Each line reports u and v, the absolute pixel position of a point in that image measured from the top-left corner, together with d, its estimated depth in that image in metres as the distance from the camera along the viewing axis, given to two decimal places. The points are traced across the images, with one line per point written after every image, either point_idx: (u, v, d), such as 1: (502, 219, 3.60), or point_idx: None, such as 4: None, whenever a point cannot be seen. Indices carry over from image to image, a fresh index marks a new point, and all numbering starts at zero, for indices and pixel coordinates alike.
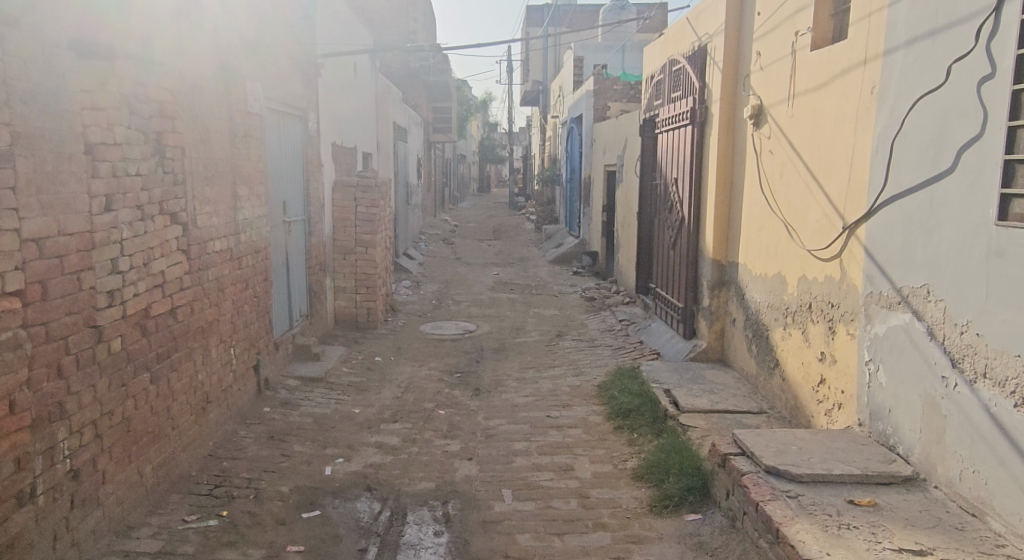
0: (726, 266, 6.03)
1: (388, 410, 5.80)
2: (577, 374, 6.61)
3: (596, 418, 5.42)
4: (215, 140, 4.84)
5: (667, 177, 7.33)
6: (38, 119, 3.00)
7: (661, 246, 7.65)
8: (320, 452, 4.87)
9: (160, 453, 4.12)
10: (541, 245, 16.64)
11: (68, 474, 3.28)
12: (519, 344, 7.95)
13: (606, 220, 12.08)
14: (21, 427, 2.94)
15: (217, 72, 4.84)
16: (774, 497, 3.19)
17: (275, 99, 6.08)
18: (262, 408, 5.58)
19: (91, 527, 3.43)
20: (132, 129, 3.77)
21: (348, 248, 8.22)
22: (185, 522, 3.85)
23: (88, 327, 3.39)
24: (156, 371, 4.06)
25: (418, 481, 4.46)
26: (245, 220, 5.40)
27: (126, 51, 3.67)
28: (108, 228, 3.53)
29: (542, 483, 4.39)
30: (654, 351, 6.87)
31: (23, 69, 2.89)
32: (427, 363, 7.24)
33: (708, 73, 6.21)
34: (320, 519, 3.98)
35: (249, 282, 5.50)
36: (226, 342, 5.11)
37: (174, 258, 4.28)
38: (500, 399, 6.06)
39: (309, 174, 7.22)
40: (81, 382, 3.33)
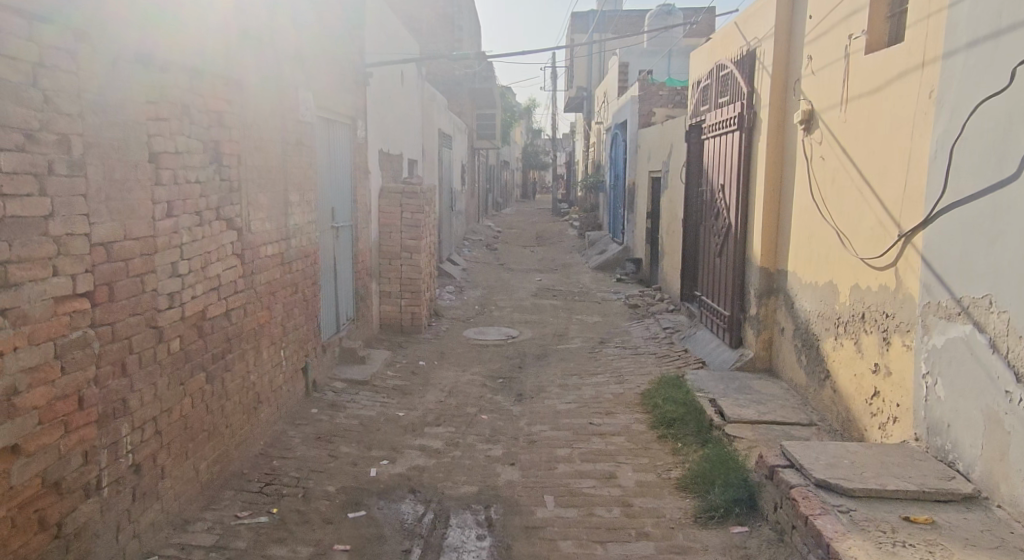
0: (774, 274, 5.94)
1: (432, 413, 5.87)
2: (620, 382, 6.59)
3: (639, 426, 5.40)
4: (269, 147, 5.00)
5: (714, 184, 7.26)
6: (108, 129, 3.16)
7: (707, 252, 7.58)
8: (366, 454, 4.97)
9: (214, 451, 4.26)
10: (585, 251, 16.58)
11: (131, 468, 3.42)
12: (562, 351, 7.96)
13: (650, 226, 11.99)
14: (89, 422, 3.08)
15: (270, 81, 5.00)
16: (825, 511, 3.13)
17: (325, 107, 6.25)
18: (310, 408, 5.71)
19: (150, 520, 3.57)
20: (192, 138, 3.92)
21: (394, 253, 8.35)
22: (238, 518, 3.97)
23: (150, 328, 3.54)
24: (211, 370, 4.20)
25: (461, 485, 4.51)
26: (295, 225, 5.55)
27: (186, 64, 3.82)
28: (168, 234, 3.68)
29: (585, 490, 4.39)
30: (699, 360, 6.80)
31: (92, 85, 3.04)
32: (470, 368, 7.30)
33: (756, 77, 6.14)
34: (366, 519, 4.06)
35: (299, 285, 5.66)
36: (277, 343, 5.26)
37: (229, 262, 4.43)
38: (542, 405, 6.08)
39: (357, 180, 7.37)
40: (142, 380, 3.48)
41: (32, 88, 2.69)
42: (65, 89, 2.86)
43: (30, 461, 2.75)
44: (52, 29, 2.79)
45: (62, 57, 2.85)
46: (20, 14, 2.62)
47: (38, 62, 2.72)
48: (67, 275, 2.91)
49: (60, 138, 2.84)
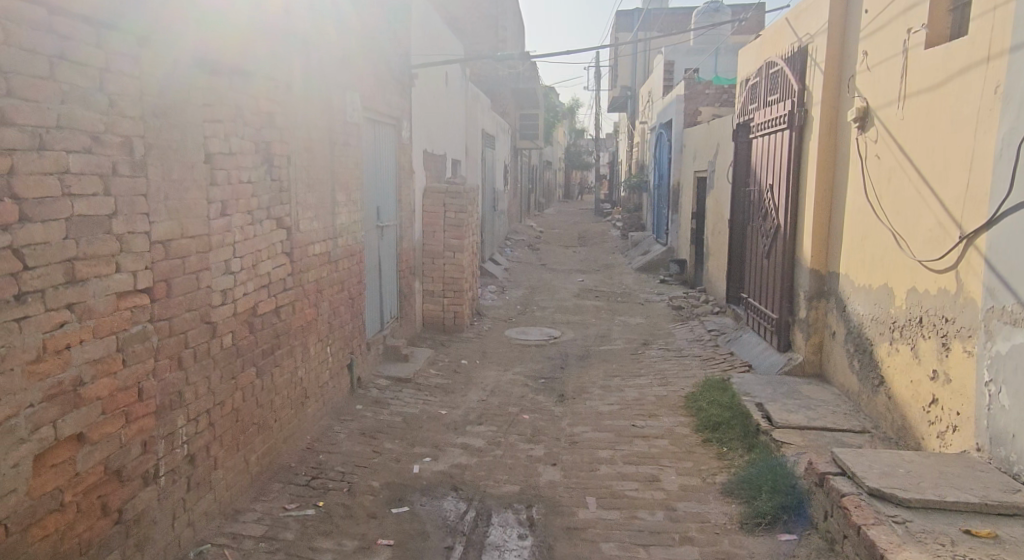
0: (825, 276, 5.81)
1: (473, 412, 5.91)
2: (663, 384, 6.52)
3: (682, 430, 5.34)
4: (318, 148, 5.11)
5: (762, 184, 7.12)
6: (168, 132, 3.27)
7: (754, 254, 7.45)
8: (409, 451, 5.03)
9: (264, 443, 4.37)
10: (627, 253, 16.44)
11: (186, 459, 3.53)
12: (604, 352, 7.91)
13: (695, 227, 11.84)
14: (147, 412, 3.19)
15: (319, 83, 5.09)
16: (879, 522, 3.05)
17: (370, 108, 6.35)
18: (354, 405, 5.80)
19: (203, 508, 3.69)
20: (244, 139, 4.02)
21: (437, 253, 8.43)
22: (286, 510, 4.06)
23: (205, 323, 3.64)
24: (261, 365, 4.31)
25: (503, 484, 4.52)
26: (342, 224, 5.65)
27: (239, 67, 3.91)
28: (222, 232, 3.80)
29: (628, 493, 4.36)
30: (745, 363, 6.69)
31: (152, 89, 3.14)
32: (512, 368, 7.32)
33: (808, 74, 6.00)
34: (409, 515, 4.11)
35: (346, 283, 5.77)
36: (324, 340, 5.36)
37: (279, 260, 4.54)
38: (584, 406, 6.05)
39: (401, 180, 7.47)
40: (197, 373, 3.58)
41: (99, 92, 2.80)
42: (128, 92, 2.97)
43: (94, 448, 2.87)
44: (117, 35, 2.90)
45: (125, 62, 2.95)
46: (89, 21, 2.73)
47: (105, 68, 2.83)
48: (129, 271, 3.01)
49: (123, 140, 2.94)
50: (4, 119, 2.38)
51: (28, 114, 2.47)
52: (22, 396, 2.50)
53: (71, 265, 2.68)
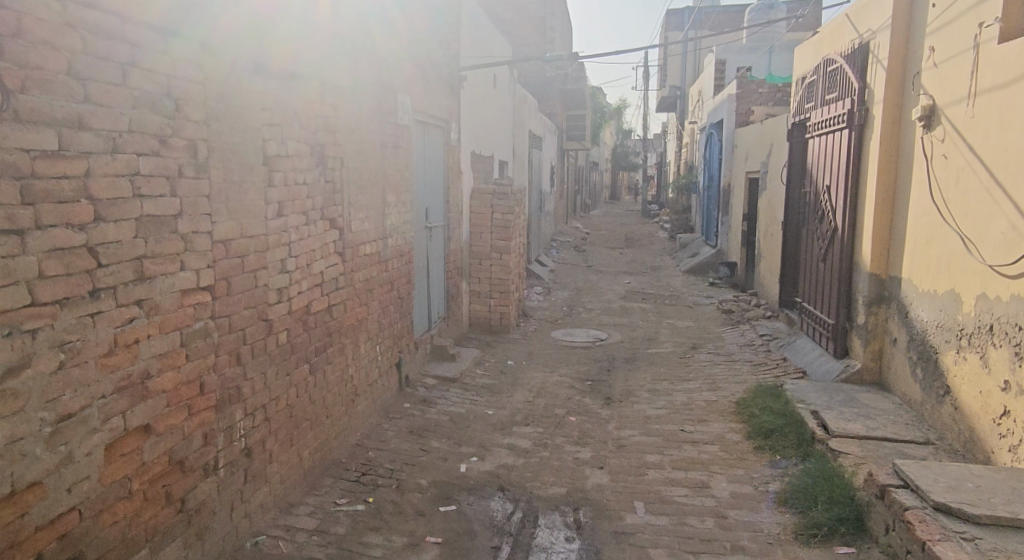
0: (886, 281, 5.62)
1: (520, 413, 5.92)
2: (713, 389, 6.41)
3: (734, 436, 5.24)
4: (369, 150, 5.20)
5: (819, 185, 6.94)
6: (229, 136, 3.37)
7: (809, 257, 7.26)
8: (456, 450, 5.06)
9: (316, 439, 4.46)
10: (676, 254, 16.23)
11: (243, 452, 3.62)
12: (652, 355, 7.83)
13: (746, 228, 11.62)
14: (208, 406, 3.29)
15: (370, 85, 5.16)
16: (946, 538, 2.95)
17: (419, 110, 6.41)
18: (403, 403, 5.87)
19: (259, 500, 3.78)
20: (300, 141, 4.12)
21: (484, 254, 8.48)
22: (337, 504, 4.13)
23: (262, 320, 3.74)
24: (314, 362, 4.40)
25: (550, 486, 4.52)
26: (392, 225, 5.73)
27: (294, 71, 4.00)
28: (279, 232, 3.89)
29: (677, 499, 4.30)
30: (799, 369, 6.53)
31: (213, 93, 3.23)
32: (559, 369, 7.30)
33: (870, 71, 5.82)
34: (456, 513, 4.13)
35: (395, 283, 5.84)
36: (373, 339, 5.44)
37: (332, 260, 4.63)
38: (631, 409, 6.00)
39: (449, 181, 7.54)
40: (254, 369, 3.68)
41: (166, 98, 2.90)
42: (194, 98, 3.08)
43: (160, 440, 2.97)
44: (182, 42, 3.00)
45: (189, 68, 3.04)
46: (156, 30, 2.84)
47: (170, 73, 2.92)
48: (192, 270, 3.11)
49: (188, 143, 3.04)
50: (82, 123, 2.48)
51: (103, 119, 2.57)
52: (95, 387, 2.60)
53: (140, 263, 2.77)
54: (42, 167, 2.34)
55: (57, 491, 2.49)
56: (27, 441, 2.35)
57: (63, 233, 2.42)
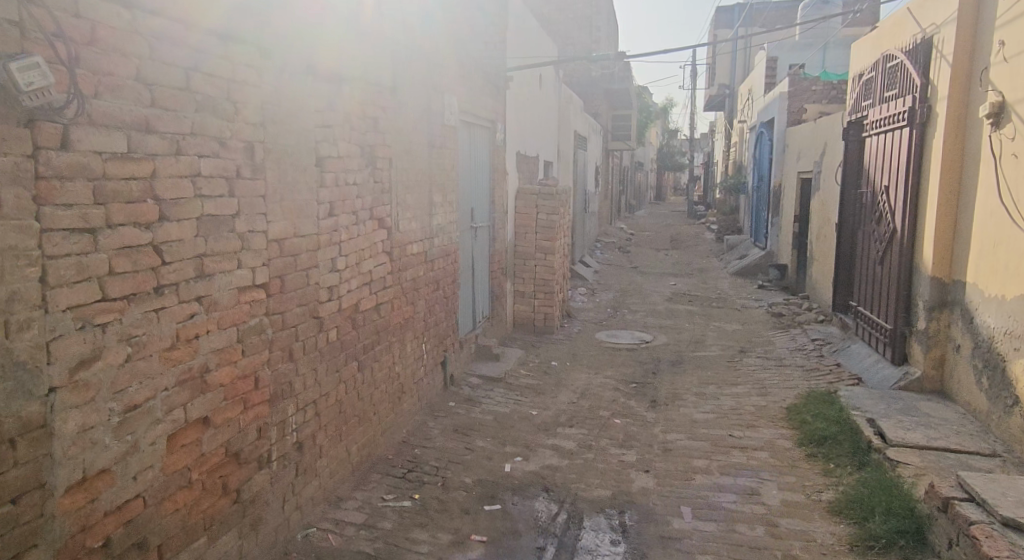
0: (949, 285, 5.42)
1: (564, 414, 5.90)
2: (762, 394, 6.28)
3: (784, 442, 5.12)
4: (417, 151, 5.25)
5: (876, 185, 6.73)
6: (284, 137, 3.44)
7: (865, 259, 7.05)
8: (500, 449, 5.07)
9: (364, 435, 4.52)
10: (724, 256, 15.95)
11: (295, 445, 3.70)
12: (699, 358, 7.72)
13: (797, 230, 11.35)
14: (262, 400, 3.36)
15: (419, 86, 5.21)
16: (1015, 554, 2.83)
17: (466, 111, 6.45)
18: (448, 402, 5.91)
19: (309, 494, 3.85)
20: (351, 143, 4.19)
21: (529, 254, 8.48)
22: (384, 500, 4.18)
23: (313, 318, 3.81)
24: (362, 360, 4.46)
25: (594, 488, 4.49)
26: (439, 225, 5.78)
27: (347, 74, 4.07)
28: (330, 231, 3.95)
29: (726, 505, 4.22)
30: (854, 375, 6.34)
31: (269, 96, 3.30)
32: (603, 371, 7.25)
33: (933, 68, 5.62)
34: (501, 513, 4.14)
35: (441, 283, 5.89)
36: (419, 338, 5.49)
37: (380, 259, 4.69)
38: (677, 413, 5.92)
39: (495, 181, 7.56)
40: (306, 365, 3.75)
41: (225, 101, 2.98)
42: (251, 101, 3.15)
43: (218, 432, 3.05)
44: (241, 47, 3.08)
45: (247, 72, 3.11)
46: (218, 36, 2.92)
47: (230, 77, 3.00)
48: (249, 268, 3.18)
49: (246, 145, 3.11)
50: (149, 127, 2.56)
51: (168, 122, 2.65)
52: (158, 379, 2.69)
53: (201, 261, 2.85)
54: (113, 168, 2.42)
55: (124, 479, 2.57)
56: (98, 430, 2.44)
57: (131, 231, 2.50)
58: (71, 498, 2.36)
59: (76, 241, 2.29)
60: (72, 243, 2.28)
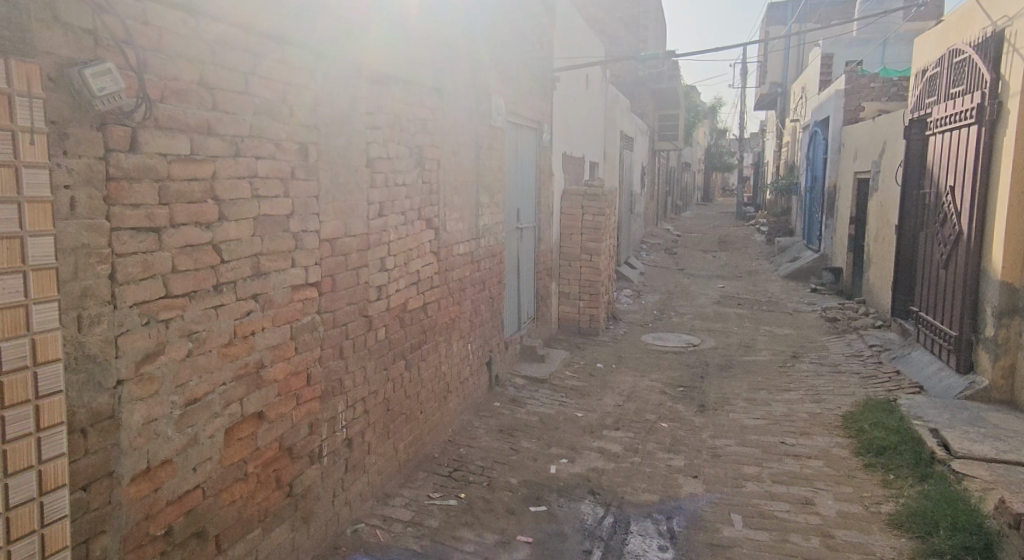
0: (1019, 290, 5.18)
1: (610, 417, 5.83)
2: (815, 401, 6.09)
3: (840, 451, 4.95)
4: (464, 151, 5.26)
5: (941, 186, 6.47)
6: (337, 139, 3.47)
7: (926, 262, 6.79)
8: (546, 451, 5.03)
9: (411, 433, 4.54)
10: (775, 258, 15.59)
11: (344, 442, 3.74)
12: (749, 363, 7.54)
13: (853, 232, 11.00)
14: (314, 396, 3.41)
15: (467, 87, 5.22)
16: None
17: (513, 112, 6.44)
18: (493, 402, 5.90)
19: (358, 490, 3.88)
20: (400, 144, 4.21)
21: (574, 255, 8.42)
22: (431, 498, 4.20)
23: (362, 316, 3.84)
24: (410, 359, 4.48)
25: (641, 492, 4.42)
26: (485, 225, 5.78)
27: (397, 75, 4.09)
28: (380, 231, 3.98)
29: (778, 514, 4.11)
30: (915, 384, 6.11)
31: (324, 97, 3.34)
32: (649, 374, 7.14)
33: (1004, 62, 5.38)
34: (547, 514, 4.10)
35: (487, 283, 5.88)
36: (465, 337, 5.49)
37: (428, 259, 4.70)
38: (727, 418, 5.79)
39: (541, 182, 7.53)
40: (355, 362, 3.78)
41: (282, 104, 3.02)
42: (306, 104, 3.20)
43: (272, 426, 3.10)
44: (296, 51, 3.12)
45: (301, 75, 3.15)
46: (275, 40, 2.97)
47: (286, 80, 3.04)
48: (302, 266, 3.22)
49: (301, 146, 3.15)
50: (210, 130, 2.62)
51: (228, 125, 2.70)
52: (217, 374, 2.74)
53: (257, 260, 2.90)
54: (177, 170, 2.47)
55: (184, 469, 2.63)
56: (161, 422, 2.49)
57: (192, 230, 2.56)
58: (136, 486, 2.42)
59: (142, 240, 2.35)
60: (139, 242, 2.34)
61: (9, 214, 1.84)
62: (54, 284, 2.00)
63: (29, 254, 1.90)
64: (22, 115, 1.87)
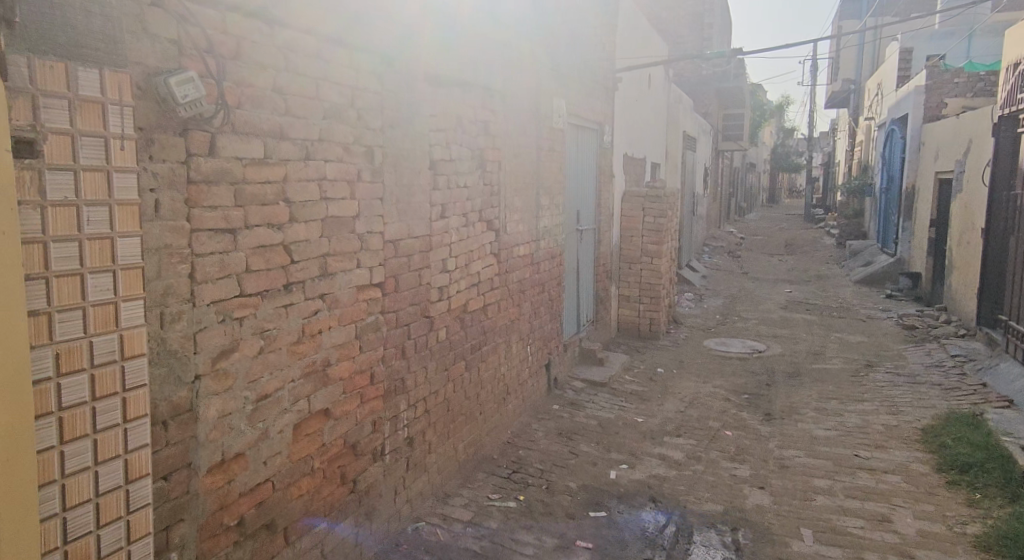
0: None
1: (671, 423, 5.69)
2: (891, 412, 5.80)
3: (919, 466, 4.69)
4: (525, 152, 5.21)
5: None
6: (402, 142, 3.48)
7: (1017, 268, 6.38)
8: (606, 456, 4.94)
9: (470, 434, 4.53)
10: (846, 262, 14.99)
11: (406, 441, 3.74)
12: (818, 371, 7.25)
13: (934, 235, 10.47)
14: (377, 395, 3.42)
15: (529, 88, 5.17)
16: None
17: (575, 113, 6.37)
18: (551, 405, 5.84)
19: (418, 488, 3.89)
20: (462, 146, 4.20)
21: (634, 257, 8.27)
22: (490, 499, 4.17)
23: (424, 317, 3.84)
24: (470, 360, 4.46)
25: (705, 501, 4.28)
26: (545, 227, 5.73)
27: (460, 77, 4.09)
28: (442, 232, 3.98)
29: (852, 530, 3.91)
30: (1004, 397, 5.74)
31: (390, 101, 3.35)
32: (712, 380, 6.94)
33: None
34: (606, 520, 4.02)
35: (546, 285, 5.83)
36: (524, 339, 5.45)
37: (488, 260, 4.68)
38: (795, 428, 5.57)
39: (601, 184, 7.43)
40: (417, 362, 3.79)
41: (350, 108, 3.05)
42: (373, 108, 3.21)
43: (337, 423, 3.13)
44: (364, 57, 3.14)
45: (369, 79, 3.17)
46: (344, 46, 2.99)
47: (354, 85, 3.07)
48: (367, 267, 3.24)
49: (367, 150, 3.17)
50: (283, 134, 2.65)
51: (299, 129, 2.73)
52: (286, 371, 2.77)
53: (324, 261, 2.93)
54: (251, 173, 2.51)
55: (256, 463, 2.67)
56: (234, 416, 2.53)
57: (265, 231, 2.59)
58: (212, 478, 2.47)
59: (219, 240, 2.40)
60: (216, 242, 2.39)
61: (101, 216, 1.90)
62: (141, 284, 2.05)
63: (119, 254, 1.96)
64: (114, 122, 1.93)
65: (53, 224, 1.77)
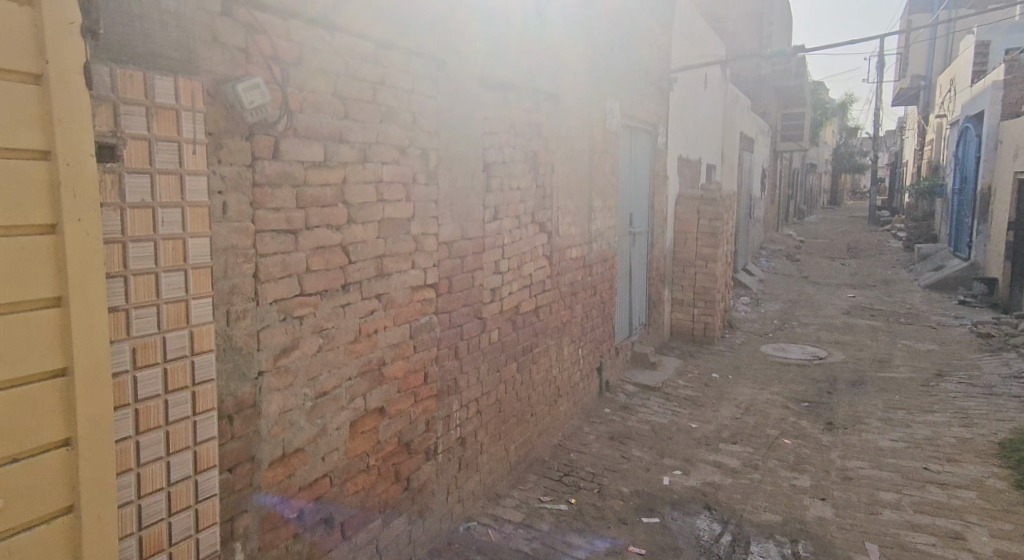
0: None
1: (727, 430, 5.56)
2: (963, 425, 5.54)
3: (994, 482, 4.46)
4: (579, 154, 5.18)
5: None
6: (456, 145, 3.50)
7: None
8: (659, 461, 4.86)
9: (521, 436, 4.52)
10: (914, 267, 14.39)
11: (458, 440, 3.76)
12: (883, 379, 6.98)
13: (1013, 238, 9.95)
14: (431, 394, 3.45)
15: (582, 90, 5.14)
16: None
17: (629, 115, 6.30)
18: (604, 408, 5.78)
19: (470, 488, 3.90)
20: (515, 148, 4.19)
21: (689, 261, 8.13)
22: (541, 501, 4.15)
23: (476, 318, 3.85)
24: (522, 362, 4.46)
25: (762, 511, 4.16)
26: (598, 229, 5.68)
27: (514, 80, 4.09)
28: (495, 234, 3.99)
29: (920, 546, 3.74)
30: None
31: (444, 105, 3.37)
32: (770, 387, 6.76)
33: None
34: (660, 527, 3.95)
35: (599, 288, 5.78)
36: (576, 342, 5.41)
37: (540, 262, 4.66)
38: (858, 438, 5.37)
39: (655, 186, 7.33)
40: (470, 363, 3.80)
41: (406, 112, 3.07)
42: (429, 112, 3.24)
43: (392, 421, 3.16)
44: (420, 61, 3.17)
45: (425, 83, 3.20)
46: (401, 50, 3.02)
47: (411, 89, 3.10)
48: (421, 268, 3.26)
49: (422, 152, 3.20)
50: (342, 138, 2.69)
51: (358, 133, 2.77)
52: (343, 369, 2.81)
53: (381, 261, 2.96)
54: (312, 176, 2.56)
55: (314, 459, 2.71)
56: (295, 412, 2.58)
57: (325, 232, 2.64)
58: (273, 471, 2.52)
59: (282, 241, 2.45)
60: (278, 243, 2.44)
61: (175, 217, 1.96)
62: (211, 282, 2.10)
63: (190, 254, 2.02)
64: (187, 128, 1.99)
65: (130, 225, 1.84)
